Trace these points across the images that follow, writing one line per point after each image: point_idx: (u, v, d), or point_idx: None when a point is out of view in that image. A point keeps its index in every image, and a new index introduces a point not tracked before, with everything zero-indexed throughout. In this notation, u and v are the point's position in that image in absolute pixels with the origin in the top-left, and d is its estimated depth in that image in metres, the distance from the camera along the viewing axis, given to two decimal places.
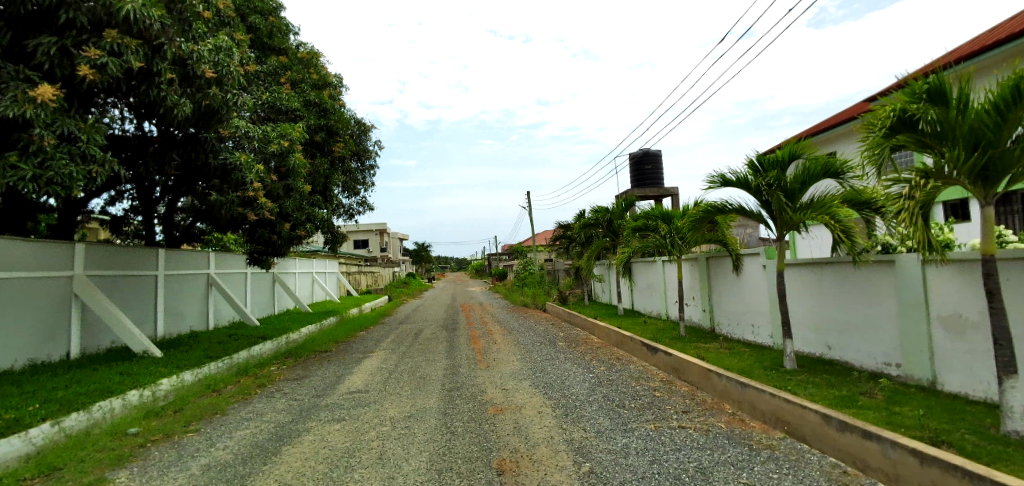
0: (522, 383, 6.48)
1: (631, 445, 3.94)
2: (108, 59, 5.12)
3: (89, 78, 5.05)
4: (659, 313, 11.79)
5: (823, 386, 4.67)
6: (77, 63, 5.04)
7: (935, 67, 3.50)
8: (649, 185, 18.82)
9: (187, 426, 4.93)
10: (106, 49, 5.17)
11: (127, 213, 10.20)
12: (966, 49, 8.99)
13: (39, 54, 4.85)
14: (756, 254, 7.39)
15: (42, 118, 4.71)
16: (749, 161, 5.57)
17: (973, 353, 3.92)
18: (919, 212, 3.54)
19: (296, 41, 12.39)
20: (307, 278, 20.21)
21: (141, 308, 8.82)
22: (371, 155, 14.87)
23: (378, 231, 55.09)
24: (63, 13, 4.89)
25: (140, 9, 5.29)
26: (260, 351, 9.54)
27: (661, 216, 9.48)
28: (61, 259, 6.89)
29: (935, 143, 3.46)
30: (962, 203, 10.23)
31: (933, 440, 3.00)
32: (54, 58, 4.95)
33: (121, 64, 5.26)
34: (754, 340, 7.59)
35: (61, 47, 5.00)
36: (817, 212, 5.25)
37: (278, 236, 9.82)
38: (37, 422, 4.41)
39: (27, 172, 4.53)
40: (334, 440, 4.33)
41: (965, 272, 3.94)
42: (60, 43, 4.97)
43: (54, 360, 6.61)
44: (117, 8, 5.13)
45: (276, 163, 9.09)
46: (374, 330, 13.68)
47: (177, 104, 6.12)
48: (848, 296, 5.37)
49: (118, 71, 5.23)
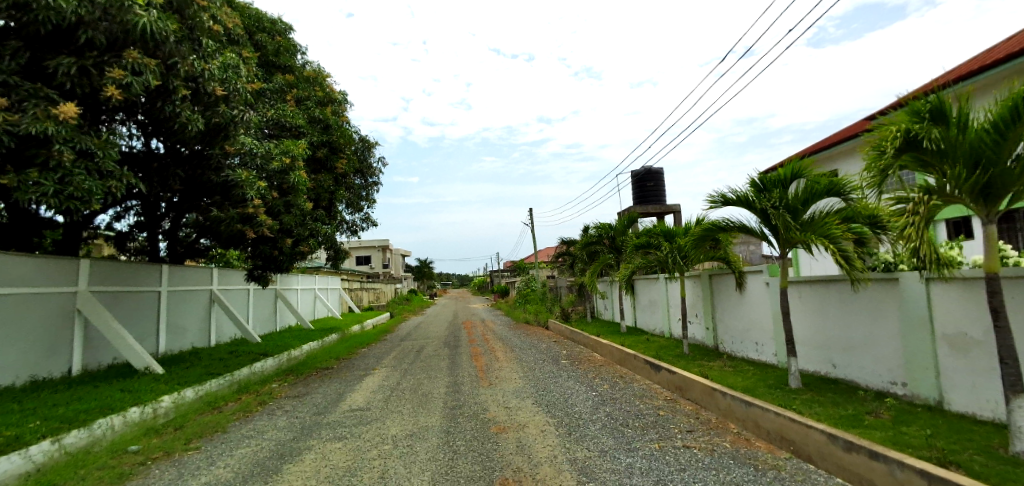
0: (524, 401, 6.43)
1: (635, 464, 3.91)
2: (132, 78, 5.30)
3: (117, 99, 5.23)
4: (662, 330, 11.73)
5: (829, 406, 4.62)
6: (103, 84, 5.17)
7: (933, 87, 3.54)
8: (651, 202, 18.93)
9: (188, 444, 4.89)
10: (127, 69, 5.33)
11: (132, 229, 10.26)
12: (965, 68, 9.04)
13: (60, 74, 4.98)
14: (759, 272, 7.38)
15: (63, 135, 4.80)
16: (751, 181, 5.60)
17: (979, 372, 3.89)
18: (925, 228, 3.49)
19: (302, 59, 12.66)
20: (309, 294, 20.22)
21: (143, 324, 8.81)
22: (374, 172, 15.07)
23: (380, 247, 55.39)
24: (81, 33, 5.09)
25: (156, 23, 5.44)
26: (261, 368, 9.50)
27: (664, 234, 9.53)
28: (65, 274, 6.91)
29: (937, 162, 3.49)
30: (965, 221, 10.19)
31: (941, 461, 2.95)
32: (74, 78, 5.08)
33: (143, 84, 5.43)
34: (758, 358, 7.55)
35: (81, 67, 5.13)
36: (818, 233, 5.23)
37: (280, 251, 9.60)
38: (37, 439, 4.39)
39: (50, 188, 4.62)
40: (335, 459, 4.28)
41: (968, 291, 3.94)
42: (79, 63, 5.11)
43: (54, 376, 6.59)
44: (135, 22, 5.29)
45: (279, 181, 9.29)
46: (376, 347, 13.65)
47: (191, 120, 6.33)
48: (852, 315, 5.34)
49: (142, 90, 5.39)
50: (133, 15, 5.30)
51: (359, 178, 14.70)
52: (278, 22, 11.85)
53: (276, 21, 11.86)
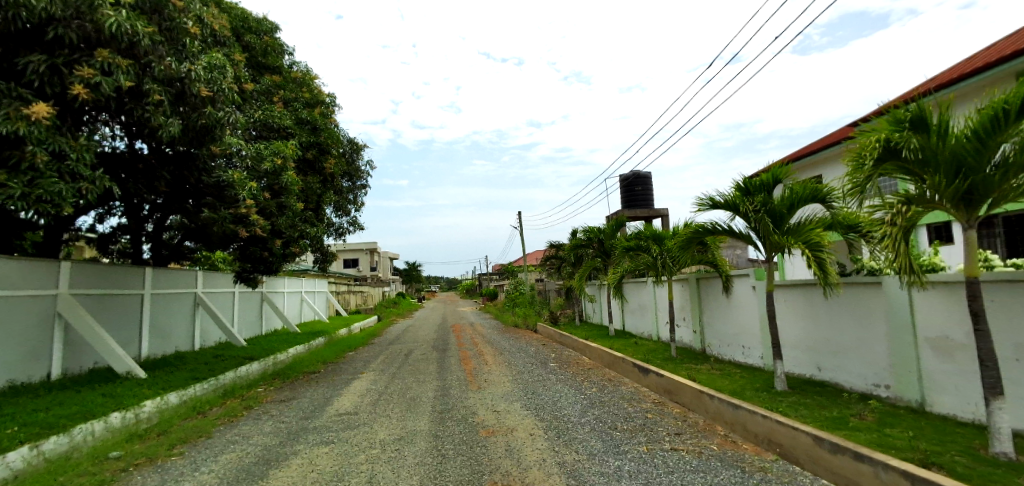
0: (513, 405, 6.44)
1: (625, 467, 3.92)
2: (101, 78, 5.17)
3: (83, 97, 5.09)
4: (650, 333, 11.82)
5: (815, 408, 4.68)
6: (69, 83, 5.05)
7: (914, 94, 3.62)
8: (639, 206, 19.09)
9: (172, 450, 4.80)
10: (97, 68, 5.21)
11: (115, 231, 10.05)
12: (946, 76, 9.29)
13: (28, 72, 4.88)
14: (745, 275, 7.47)
15: (35, 135, 4.69)
16: (736, 185, 5.70)
17: (961, 376, 3.97)
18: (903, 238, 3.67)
19: (291, 60, 12.58)
20: (296, 297, 20.01)
21: (125, 327, 8.64)
22: (363, 174, 14.99)
23: (368, 250, 55.04)
24: (52, 29, 4.96)
25: (125, 22, 5.36)
26: (247, 372, 9.37)
27: (652, 237, 9.55)
28: (45, 277, 6.75)
29: (919, 170, 3.57)
30: (945, 226, 10.48)
31: (924, 462, 3.02)
32: (44, 76, 4.97)
33: (113, 83, 5.31)
34: (744, 361, 7.64)
35: (51, 65, 5.03)
36: (800, 239, 5.33)
37: (270, 253, 9.50)
38: (15, 445, 4.28)
39: (16, 190, 4.46)
40: (322, 463, 4.25)
41: (951, 295, 4.02)
42: (49, 61, 5.00)
43: (33, 381, 6.43)
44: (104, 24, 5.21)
45: (268, 182, 9.11)
46: (363, 351, 13.53)
47: (164, 124, 6.13)
48: (838, 318, 5.42)
49: (111, 90, 5.27)
50: (103, 15, 5.24)
51: (347, 180, 14.61)
52: (267, 22, 11.74)
53: (265, 21, 11.78)
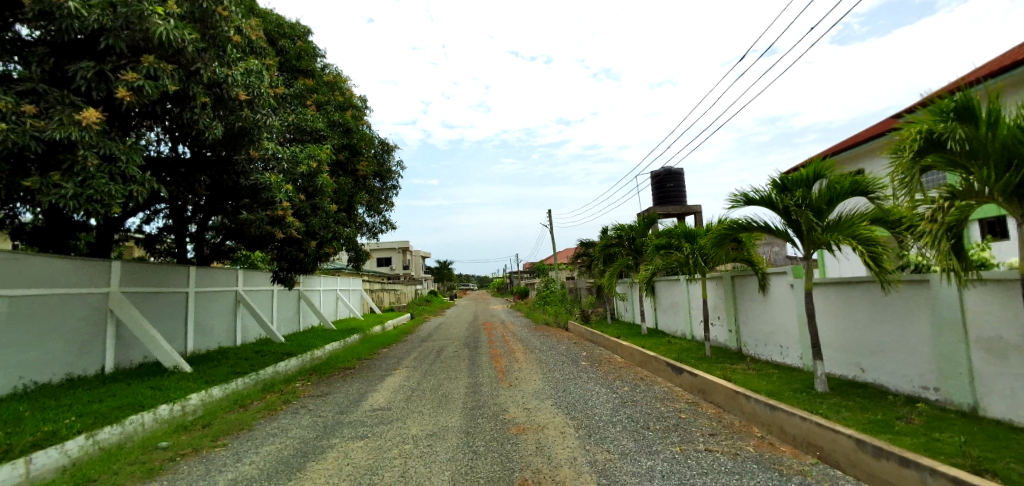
0: (544, 402, 6.45)
1: (657, 467, 3.89)
2: (143, 81, 5.41)
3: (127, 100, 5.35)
4: (683, 332, 11.60)
5: (857, 410, 4.51)
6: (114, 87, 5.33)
7: (960, 83, 3.45)
8: (672, 202, 18.73)
9: (215, 441, 5.04)
10: (143, 72, 5.47)
11: (162, 232, 10.58)
12: (996, 64, 8.81)
13: (78, 77, 5.18)
14: (783, 272, 7.24)
15: (87, 140, 5.00)
16: (772, 181, 5.52)
17: (1017, 379, 3.74)
18: (944, 235, 3.49)
19: (322, 64, 12.93)
20: (331, 295, 20.56)
21: (172, 323, 9.10)
22: (393, 175, 15.26)
23: (401, 249, 55.95)
24: (104, 40, 5.26)
25: (173, 32, 5.57)
26: (285, 368, 9.69)
27: (684, 235, 9.43)
28: (99, 276, 7.17)
29: (967, 162, 3.40)
30: (1000, 220, 9.87)
31: (975, 469, 2.87)
32: (91, 82, 5.26)
33: (157, 87, 5.54)
34: (783, 362, 7.40)
35: (98, 71, 5.32)
36: (844, 234, 5.14)
37: (305, 253, 9.83)
38: (73, 434, 4.57)
39: (68, 191, 4.85)
40: (356, 457, 4.37)
41: (1006, 293, 3.79)
42: (98, 68, 5.31)
43: (89, 374, 6.86)
44: (153, 32, 5.44)
45: (304, 183, 9.42)
46: (397, 348, 13.78)
47: (209, 126, 6.53)
48: (882, 318, 5.19)
49: (153, 93, 5.49)
50: (152, 25, 5.47)
51: (379, 181, 14.92)
52: (299, 27, 12.15)
53: (296, 25, 12.15)
